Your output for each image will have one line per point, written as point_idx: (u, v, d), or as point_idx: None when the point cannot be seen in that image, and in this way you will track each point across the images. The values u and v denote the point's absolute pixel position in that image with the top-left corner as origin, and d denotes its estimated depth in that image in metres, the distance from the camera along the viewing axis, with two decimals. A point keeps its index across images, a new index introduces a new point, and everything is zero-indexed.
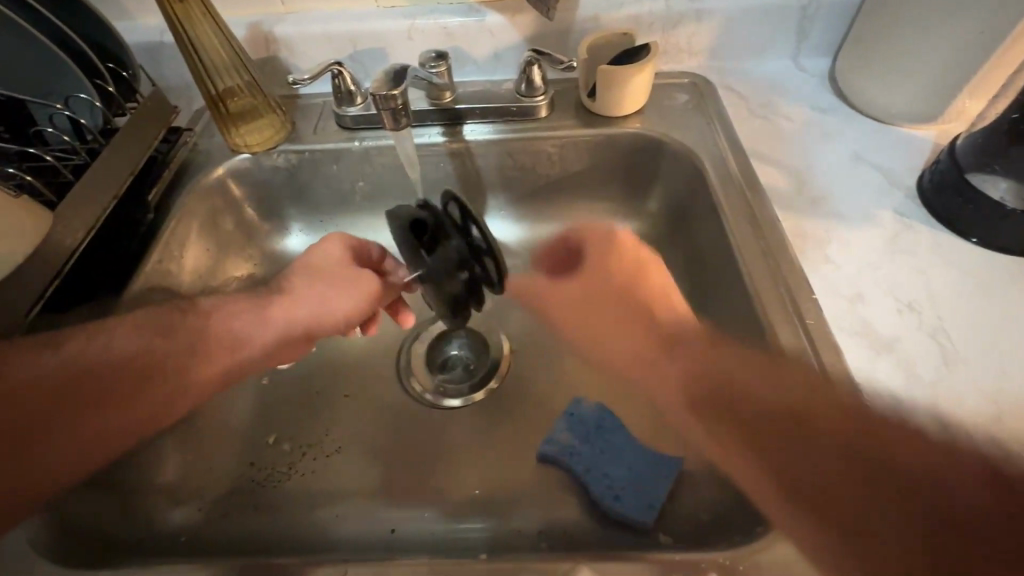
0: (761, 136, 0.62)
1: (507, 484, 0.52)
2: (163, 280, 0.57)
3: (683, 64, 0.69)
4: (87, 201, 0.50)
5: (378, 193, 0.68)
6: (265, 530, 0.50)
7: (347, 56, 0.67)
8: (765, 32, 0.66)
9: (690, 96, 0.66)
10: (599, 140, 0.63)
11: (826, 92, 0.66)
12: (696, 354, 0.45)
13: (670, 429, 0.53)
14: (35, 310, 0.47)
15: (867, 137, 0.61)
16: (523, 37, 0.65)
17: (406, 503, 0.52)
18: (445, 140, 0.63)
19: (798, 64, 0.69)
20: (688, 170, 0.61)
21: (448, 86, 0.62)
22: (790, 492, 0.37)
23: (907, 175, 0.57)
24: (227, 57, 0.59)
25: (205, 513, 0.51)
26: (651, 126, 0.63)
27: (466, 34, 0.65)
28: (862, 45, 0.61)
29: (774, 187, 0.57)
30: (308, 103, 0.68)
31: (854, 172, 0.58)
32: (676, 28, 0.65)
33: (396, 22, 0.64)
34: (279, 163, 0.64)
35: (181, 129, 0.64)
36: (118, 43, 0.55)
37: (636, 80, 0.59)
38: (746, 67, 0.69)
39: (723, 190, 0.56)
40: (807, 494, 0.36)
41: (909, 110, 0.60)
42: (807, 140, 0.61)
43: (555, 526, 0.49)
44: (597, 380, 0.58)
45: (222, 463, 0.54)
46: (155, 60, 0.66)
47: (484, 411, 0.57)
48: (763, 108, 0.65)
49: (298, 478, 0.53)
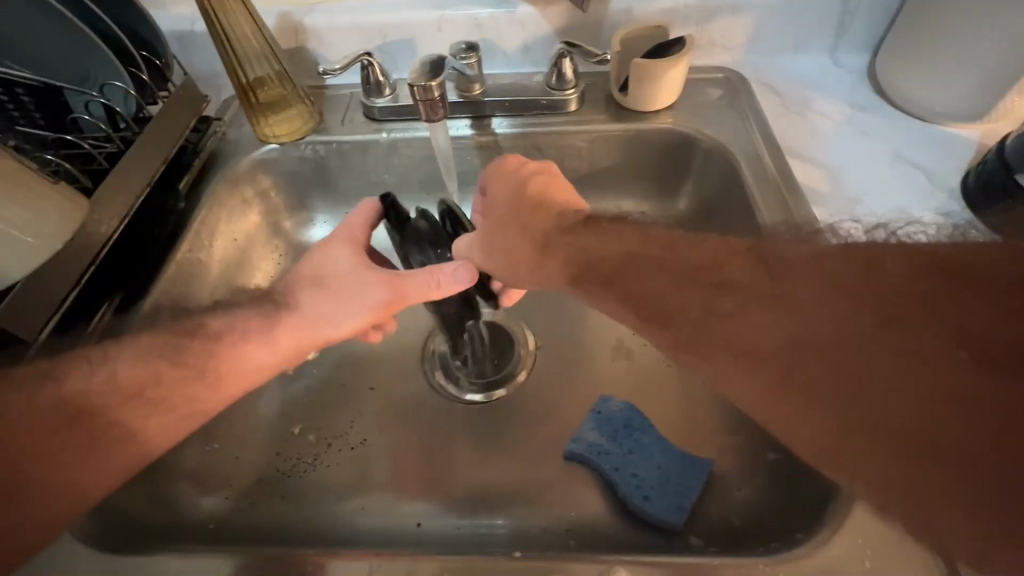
0: (797, 133, 0.61)
1: (533, 480, 0.52)
2: (193, 269, 0.57)
3: (716, 59, 0.67)
4: (122, 188, 0.50)
5: (404, 186, 0.68)
6: (293, 520, 0.50)
7: (376, 47, 0.66)
8: (803, 26, 0.64)
9: (723, 91, 0.65)
10: (630, 135, 0.62)
11: (864, 88, 0.65)
12: (646, 255, 0.40)
13: (699, 430, 0.53)
14: (71, 295, 0.47)
15: (908, 135, 0.60)
16: (554, 29, 0.64)
17: (432, 497, 0.52)
18: (473, 133, 0.63)
19: (834, 60, 0.67)
20: (722, 167, 0.60)
21: (478, 78, 0.62)
22: (789, 364, 0.33)
23: (950, 176, 0.56)
24: (258, 46, 0.58)
25: (233, 502, 0.51)
26: (684, 122, 0.62)
27: (496, 25, 0.64)
28: (905, 39, 0.59)
29: (812, 186, 0.55)
30: (336, 94, 0.68)
31: (894, 171, 0.56)
32: (711, 21, 0.64)
33: (425, 13, 0.63)
34: (307, 153, 0.64)
35: (210, 118, 0.64)
36: (152, 31, 0.55)
37: (671, 74, 0.58)
38: (781, 62, 0.67)
39: (758, 188, 0.55)
40: (808, 360, 0.33)
41: (954, 108, 0.58)
42: (844, 137, 0.60)
43: (582, 525, 0.49)
44: (624, 378, 0.58)
45: (249, 453, 0.54)
46: (185, 49, 0.66)
47: (509, 407, 0.57)
48: (799, 104, 0.63)
49: (325, 469, 0.53)
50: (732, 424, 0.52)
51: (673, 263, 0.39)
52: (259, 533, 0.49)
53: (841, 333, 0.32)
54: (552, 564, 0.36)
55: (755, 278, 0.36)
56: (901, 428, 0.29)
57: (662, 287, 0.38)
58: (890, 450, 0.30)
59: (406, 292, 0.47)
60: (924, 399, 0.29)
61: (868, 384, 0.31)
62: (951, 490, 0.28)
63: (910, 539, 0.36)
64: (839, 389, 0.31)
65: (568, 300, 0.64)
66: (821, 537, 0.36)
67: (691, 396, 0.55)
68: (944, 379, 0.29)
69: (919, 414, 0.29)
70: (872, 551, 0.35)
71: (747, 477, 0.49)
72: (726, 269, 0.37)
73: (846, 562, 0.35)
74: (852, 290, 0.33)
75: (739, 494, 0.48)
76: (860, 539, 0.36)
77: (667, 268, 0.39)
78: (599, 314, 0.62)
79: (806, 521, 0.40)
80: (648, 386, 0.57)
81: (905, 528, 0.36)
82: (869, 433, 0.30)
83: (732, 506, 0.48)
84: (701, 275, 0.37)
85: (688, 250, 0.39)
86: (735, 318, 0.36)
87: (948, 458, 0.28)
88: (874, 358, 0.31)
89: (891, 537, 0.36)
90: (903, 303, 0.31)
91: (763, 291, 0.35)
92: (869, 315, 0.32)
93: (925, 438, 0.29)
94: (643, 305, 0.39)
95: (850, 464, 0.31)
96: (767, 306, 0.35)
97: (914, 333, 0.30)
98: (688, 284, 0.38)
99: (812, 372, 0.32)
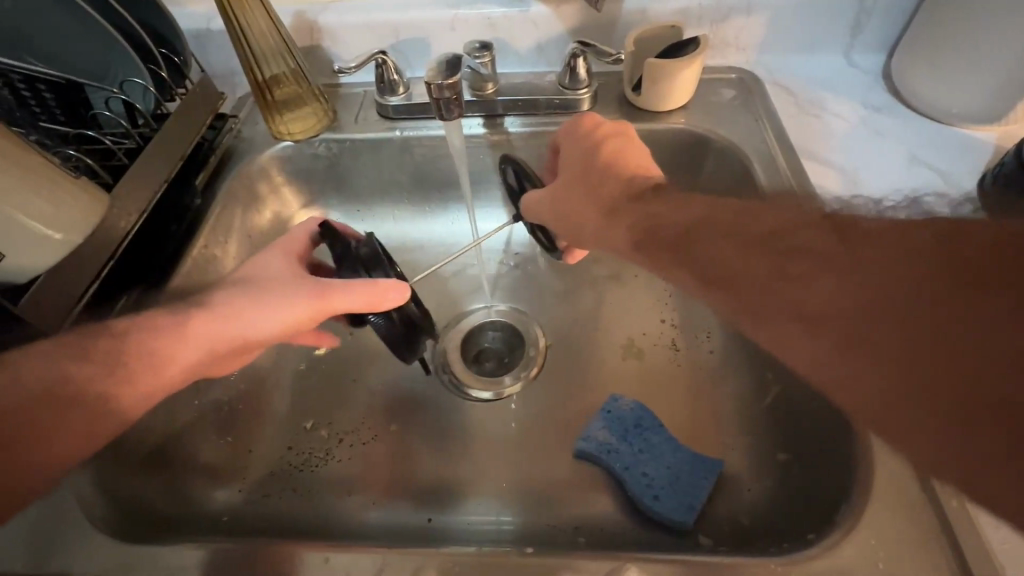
0: (811, 134, 0.60)
1: (543, 478, 0.52)
2: (208, 264, 0.58)
3: (730, 59, 0.67)
4: (140, 183, 0.51)
5: (416, 184, 0.68)
6: (305, 513, 0.51)
7: (390, 46, 0.66)
8: (817, 26, 0.64)
9: (736, 92, 0.64)
10: (642, 134, 0.62)
11: (879, 89, 0.64)
12: (705, 231, 0.42)
13: (709, 430, 0.53)
14: (91, 289, 0.48)
15: (923, 137, 0.59)
16: (567, 29, 0.64)
17: (442, 493, 0.52)
18: (486, 131, 0.63)
19: (849, 61, 0.67)
20: (735, 167, 0.60)
21: (491, 77, 0.62)
22: (830, 332, 0.33)
23: (966, 178, 0.55)
24: (274, 44, 0.59)
25: (245, 495, 0.51)
26: (696, 122, 0.62)
27: (510, 24, 0.64)
28: (922, 40, 0.59)
29: (825, 187, 0.55)
30: (349, 92, 0.69)
31: (908, 173, 0.56)
32: (725, 22, 0.64)
33: (439, 12, 0.64)
34: (320, 151, 0.64)
35: (226, 115, 0.65)
36: (171, 29, 0.56)
37: (684, 74, 0.58)
38: (794, 63, 0.67)
39: (772, 188, 0.55)
40: (850, 329, 0.32)
41: (970, 110, 0.58)
42: (858, 138, 0.60)
43: (591, 523, 0.49)
44: (634, 377, 0.58)
45: (261, 447, 0.55)
46: (202, 47, 0.67)
47: (520, 404, 0.57)
48: (813, 104, 0.63)
49: (336, 464, 0.54)
50: (742, 424, 0.52)
51: (729, 228, 0.41)
52: (272, 526, 0.50)
53: (875, 290, 0.31)
54: (564, 560, 0.37)
55: (799, 241, 0.36)
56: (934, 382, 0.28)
57: (721, 255, 0.40)
58: (932, 419, 0.29)
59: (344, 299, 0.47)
60: (961, 357, 0.28)
61: (903, 342, 0.30)
62: (993, 450, 0.27)
63: (922, 542, 0.36)
64: (871, 347, 0.31)
65: (578, 298, 0.64)
66: (833, 538, 0.36)
67: (702, 396, 0.55)
68: (985, 337, 0.28)
69: (954, 371, 0.28)
70: (885, 553, 0.35)
71: (757, 478, 0.49)
72: (775, 232, 0.38)
73: (859, 564, 0.35)
74: (893, 251, 0.32)
75: (749, 494, 0.48)
76: (873, 540, 0.36)
77: (724, 231, 0.41)
78: (608, 313, 0.62)
79: (818, 522, 0.40)
80: (658, 385, 0.57)
81: (918, 531, 0.36)
82: (903, 390, 0.29)
83: (742, 506, 0.48)
84: (754, 243, 0.39)
85: (746, 216, 0.40)
86: (775, 277, 0.36)
87: (985, 414, 0.27)
88: (910, 316, 0.30)
89: (903, 540, 0.36)
90: (945, 264, 0.30)
91: (805, 253, 0.35)
92: (907, 273, 0.31)
93: (961, 395, 0.28)
94: (701, 266, 0.41)
95: (887, 426, 0.30)
96: (805, 267, 0.35)
97: (953, 291, 0.29)
98: (737, 246, 0.39)
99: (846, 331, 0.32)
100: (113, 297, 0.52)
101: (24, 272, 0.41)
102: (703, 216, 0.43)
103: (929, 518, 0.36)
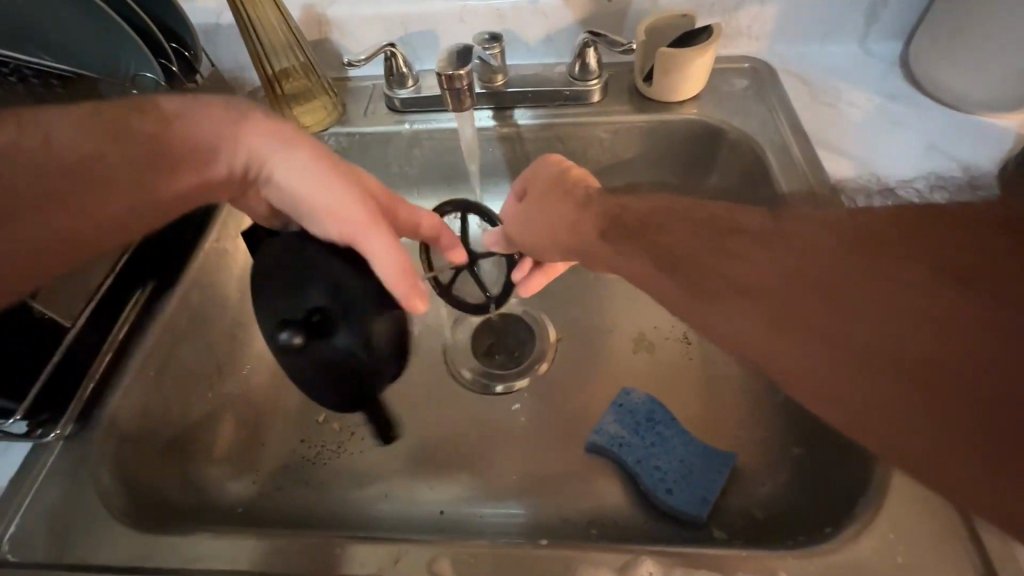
0: (826, 122, 0.59)
1: (556, 470, 0.52)
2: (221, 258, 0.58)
3: (742, 48, 0.66)
4: None
5: (425, 178, 0.68)
6: (318, 505, 0.51)
7: (398, 38, 0.66)
8: (832, 13, 0.63)
9: (748, 82, 0.64)
10: (654, 125, 0.62)
11: (895, 78, 0.63)
12: (666, 207, 0.40)
13: (722, 423, 0.52)
14: (107, 283, 0.48)
15: (942, 126, 0.58)
16: (577, 19, 0.64)
17: (452, 486, 0.52)
18: (495, 124, 0.63)
19: (864, 49, 0.65)
20: (747, 158, 0.59)
21: (501, 68, 0.62)
22: (785, 317, 0.29)
23: (987, 167, 0.54)
24: (284, 38, 0.59)
25: (258, 487, 0.52)
26: (708, 112, 0.61)
27: (519, 16, 0.64)
28: (940, 28, 0.57)
29: (841, 178, 0.54)
30: (359, 85, 0.68)
31: (926, 162, 0.55)
32: (738, 10, 0.63)
33: (448, 3, 0.63)
34: (330, 145, 0.64)
35: (236, 110, 0.65)
36: (183, 23, 0.56)
37: (697, 64, 0.57)
38: (809, 51, 0.66)
39: (786, 179, 0.54)
40: (806, 313, 0.28)
41: (991, 98, 0.57)
42: (874, 127, 0.58)
43: (603, 515, 0.49)
44: (646, 371, 0.58)
45: (274, 440, 0.55)
46: (212, 42, 0.67)
47: (531, 398, 0.57)
48: (828, 94, 0.62)
49: (348, 457, 0.54)
50: (755, 417, 0.52)
51: (689, 217, 0.37)
52: (285, 518, 0.50)
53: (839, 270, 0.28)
54: (579, 555, 0.37)
55: (759, 229, 0.33)
56: (916, 372, 0.25)
57: (672, 235, 0.37)
58: (919, 421, 0.25)
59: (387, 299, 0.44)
60: (937, 342, 0.25)
61: (871, 328, 0.26)
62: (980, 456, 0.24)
63: (941, 536, 0.35)
64: (834, 333, 0.27)
65: (588, 292, 0.64)
66: (851, 531, 0.36)
67: (714, 389, 0.55)
68: (955, 320, 0.25)
69: (943, 366, 0.24)
70: (903, 546, 0.35)
71: (770, 471, 0.48)
72: (731, 221, 0.35)
73: (877, 560, 0.35)
74: (849, 234, 0.29)
75: (763, 488, 0.48)
76: (891, 534, 0.35)
77: (680, 217, 0.38)
78: (620, 306, 0.62)
79: (835, 516, 0.40)
80: (670, 379, 0.57)
81: (936, 526, 0.36)
82: (877, 382, 0.26)
83: (755, 500, 0.47)
84: (702, 222, 0.36)
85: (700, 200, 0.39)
86: (732, 262, 0.32)
87: (974, 418, 0.24)
88: (873, 295, 0.27)
89: (922, 535, 0.35)
90: (905, 247, 0.27)
91: (763, 238, 0.32)
92: (869, 254, 0.28)
93: (935, 385, 0.24)
94: (663, 250, 0.37)
95: (858, 420, 0.27)
96: (764, 252, 0.31)
97: (915, 272, 0.26)
98: (697, 233, 0.35)
99: (811, 319, 0.28)
100: None
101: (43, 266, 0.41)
102: (664, 206, 0.40)
103: (950, 513, 0.36)
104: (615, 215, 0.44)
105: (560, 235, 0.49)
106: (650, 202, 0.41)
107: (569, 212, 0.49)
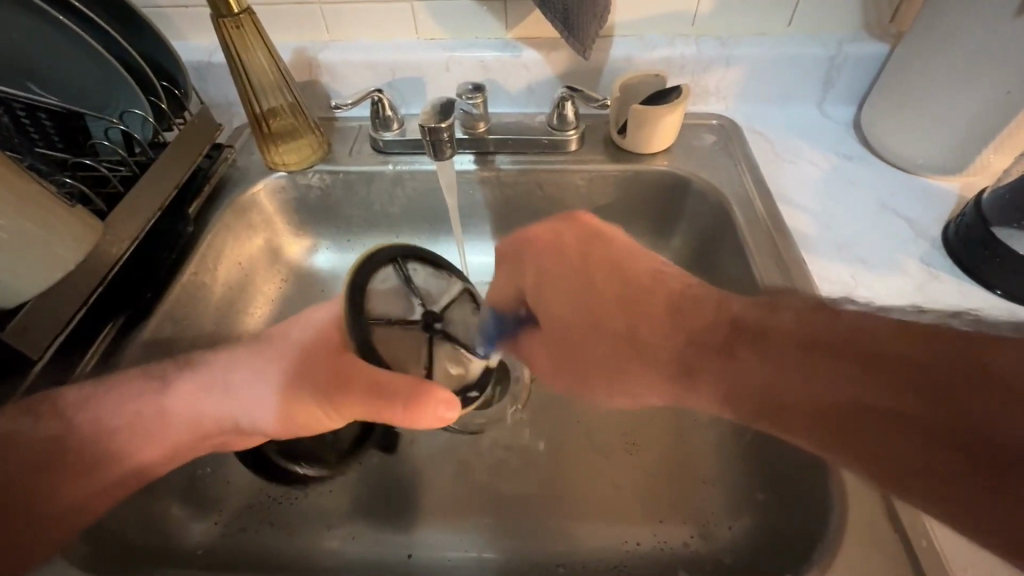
0: (787, 179, 0.63)
1: (525, 506, 0.53)
2: (197, 290, 0.58)
3: (712, 106, 0.71)
4: (133, 212, 0.51)
5: (406, 216, 0.70)
6: (279, 550, 0.50)
7: (386, 84, 0.69)
8: (791, 80, 0.68)
9: (716, 137, 0.68)
10: (628, 175, 0.65)
11: (851, 140, 0.68)
12: (596, 262, 0.46)
13: (690, 470, 0.54)
14: (78, 316, 0.47)
15: (892, 186, 0.63)
16: (558, 73, 0.68)
17: (422, 528, 0.52)
18: (476, 168, 0.65)
19: (823, 112, 0.71)
20: (715, 210, 0.62)
21: (483, 117, 0.64)
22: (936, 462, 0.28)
23: (932, 225, 0.58)
24: (273, 79, 0.60)
25: (222, 529, 0.51)
26: (678, 164, 0.64)
27: (502, 68, 0.67)
28: (890, 97, 0.62)
29: (801, 230, 0.58)
30: (345, 126, 0.71)
31: (880, 221, 0.59)
32: (705, 72, 0.67)
33: (435, 53, 0.67)
34: (314, 182, 0.66)
35: (222, 145, 0.66)
36: (175, 63, 0.59)
37: (667, 120, 0.61)
38: (771, 111, 0.71)
39: (749, 230, 0.58)
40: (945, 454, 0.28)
41: (933, 162, 0.61)
42: (831, 183, 0.63)
43: (572, 558, 0.49)
44: (618, 414, 0.59)
45: (240, 477, 0.54)
46: (201, 79, 0.69)
47: (503, 438, 0.57)
48: (789, 151, 0.66)
49: (316, 497, 0.53)
50: (724, 461, 0.53)
51: (687, 353, 0.39)
52: (244, 561, 0.49)
53: (827, 400, 0.31)
54: None
55: (766, 381, 0.34)
56: (964, 400, 0.28)
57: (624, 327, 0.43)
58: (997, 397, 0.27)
59: (391, 415, 0.43)
60: (930, 426, 0.28)
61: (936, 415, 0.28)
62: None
63: None
64: (969, 452, 0.27)
65: None
66: None
67: (685, 433, 0.57)
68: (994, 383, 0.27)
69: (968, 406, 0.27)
70: None
71: (738, 512, 0.50)
72: (758, 325, 0.36)
73: None
74: (892, 325, 0.32)
75: (729, 531, 0.49)
76: None
77: (691, 342, 0.39)
78: None
79: (798, 556, 0.41)
80: (640, 422, 0.58)
81: (886, 566, 0.37)
82: (900, 448, 0.29)
83: (722, 544, 0.49)
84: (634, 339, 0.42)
85: (590, 270, 0.46)
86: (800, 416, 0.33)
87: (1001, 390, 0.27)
88: (931, 422, 0.28)
89: None
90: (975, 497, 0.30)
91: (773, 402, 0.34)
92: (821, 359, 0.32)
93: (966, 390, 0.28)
94: (591, 310, 0.45)
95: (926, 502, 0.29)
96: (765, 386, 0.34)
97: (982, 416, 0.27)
98: (697, 348, 0.38)
99: (839, 443, 0.31)
100: (101, 322, 0.51)
101: (16, 294, 0.41)
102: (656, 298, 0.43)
103: (904, 558, 0.37)
104: (610, 255, 0.46)
105: (551, 259, 0.47)
106: (600, 312, 0.44)
107: (563, 265, 0.47)
